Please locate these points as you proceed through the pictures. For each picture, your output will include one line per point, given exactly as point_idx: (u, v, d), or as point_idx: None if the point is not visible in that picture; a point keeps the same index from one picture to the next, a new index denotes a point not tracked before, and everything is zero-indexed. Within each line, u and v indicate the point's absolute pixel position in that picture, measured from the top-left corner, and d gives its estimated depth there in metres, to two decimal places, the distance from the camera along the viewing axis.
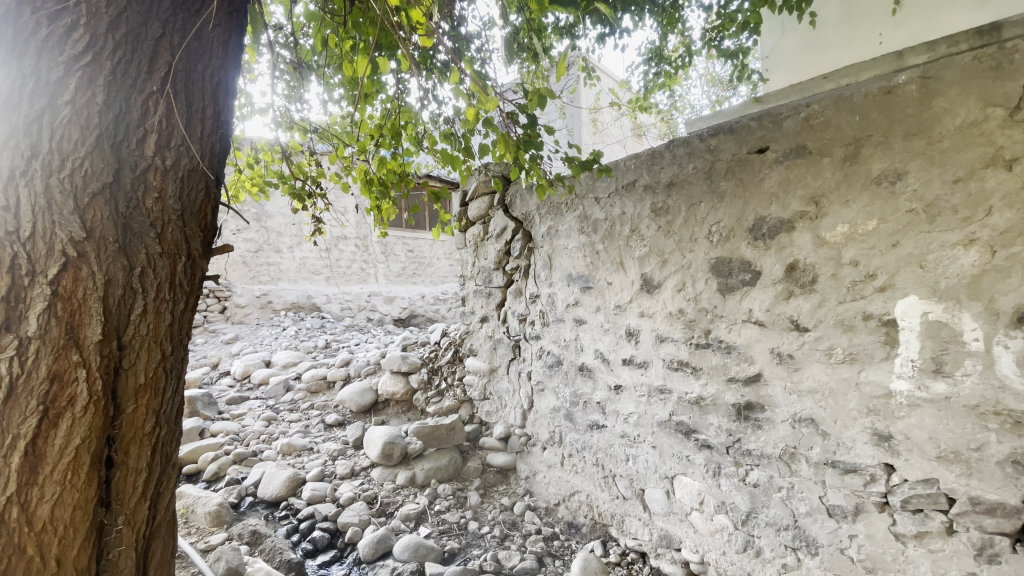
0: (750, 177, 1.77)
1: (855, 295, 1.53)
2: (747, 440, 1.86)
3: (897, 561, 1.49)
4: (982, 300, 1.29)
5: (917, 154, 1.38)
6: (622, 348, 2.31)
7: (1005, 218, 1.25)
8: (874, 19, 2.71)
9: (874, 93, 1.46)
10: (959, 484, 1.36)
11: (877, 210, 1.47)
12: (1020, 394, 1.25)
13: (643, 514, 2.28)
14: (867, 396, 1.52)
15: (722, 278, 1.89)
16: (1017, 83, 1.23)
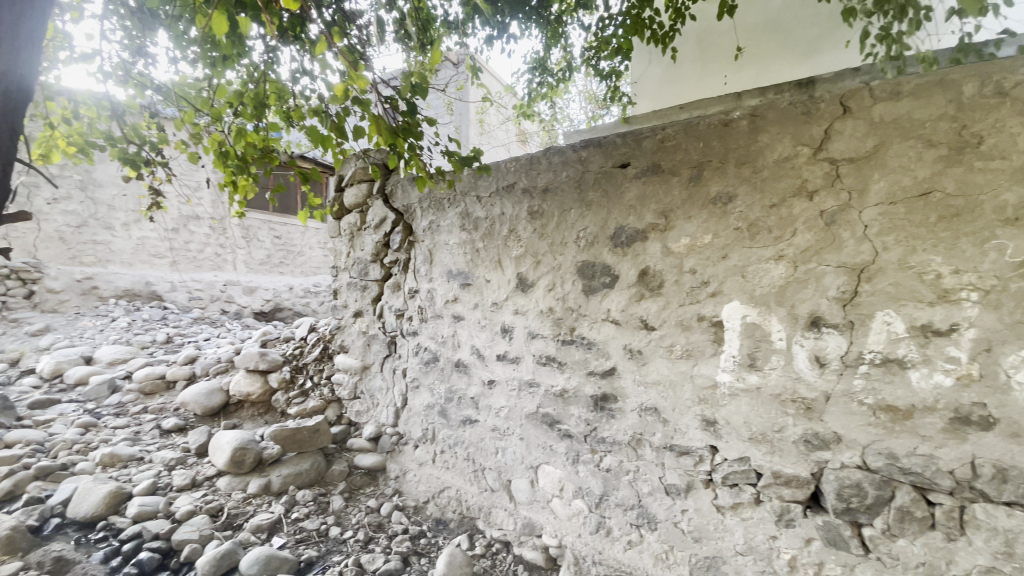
0: (614, 189, 1.93)
1: (692, 299, 1.75)
2: (602, 429, 2.02)
3: (717, 529, 1.74)
4: (786, 306, 1.55)
5: (744, 180, 1.63)
6: (497, 344, 2.36)
7: (805, 239, 1.51)
8: (721, 63, 3.17)
9: (715, 124, 1.68)
10: (765, 460, 1.62)
11: (713, 226, 1.69)
12: (810, 384, 1.53)
13: (508, 504, 2.36)
14: (699, 387, 1.75)
15: (587, 280, 2.03)
16: (820, 128, 1.49)
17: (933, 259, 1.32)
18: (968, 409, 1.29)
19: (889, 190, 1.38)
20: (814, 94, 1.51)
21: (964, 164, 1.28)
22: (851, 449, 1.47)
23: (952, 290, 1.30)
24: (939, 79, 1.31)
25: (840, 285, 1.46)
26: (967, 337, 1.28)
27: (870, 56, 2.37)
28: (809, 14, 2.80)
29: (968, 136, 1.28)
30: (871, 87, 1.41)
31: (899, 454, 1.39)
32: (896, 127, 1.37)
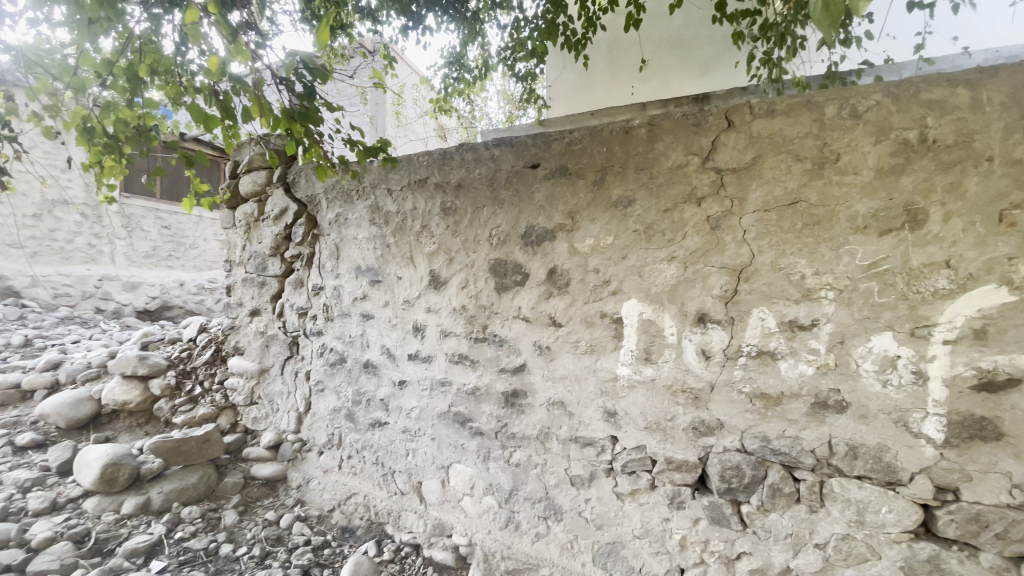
0: (524, 188, 1.96)
1: (595, 297, 1.82)
2: (512, 425, 2.04)
3: (617, 515, 1.83)
4: (677, 304, 1.67)
5: (642, 185, 1.72)
6: (408, 343, 2.30)
7: (694, 242, 1.64)
8: (628, 73, 3.36)
9: (618, 130, 1.75)
10: (659, 447, 1.73)
11: (614, 228, 1.78)
12: (698, 374, 1.65)
13: (418, 506, 2.32)
14: (601, 380, 1.83)
15: (499, 278, 2.04)
16: (708, 139, 1.61)
17: (799, 262, 1.48)
18: (826, 395, 1.47)
19: (765, 199, 1.53)
20: (704, 108, 1.63)
21: (824, 178, 1.45)
22: (733, 434, 1.61)
23: (813, 289, 1.46)
24: (806, 101, 1.47)
25: (723, 284, 1.59)
26: (825, 331, 1.46)
27: (756, 77, 2.62)
28: (704, 34, 3.06)
29: (828, 152, 1.45)
30: (751, 104, 1.54)
31: (772, 437, 1.54)
32: (771, 141, 1.52)
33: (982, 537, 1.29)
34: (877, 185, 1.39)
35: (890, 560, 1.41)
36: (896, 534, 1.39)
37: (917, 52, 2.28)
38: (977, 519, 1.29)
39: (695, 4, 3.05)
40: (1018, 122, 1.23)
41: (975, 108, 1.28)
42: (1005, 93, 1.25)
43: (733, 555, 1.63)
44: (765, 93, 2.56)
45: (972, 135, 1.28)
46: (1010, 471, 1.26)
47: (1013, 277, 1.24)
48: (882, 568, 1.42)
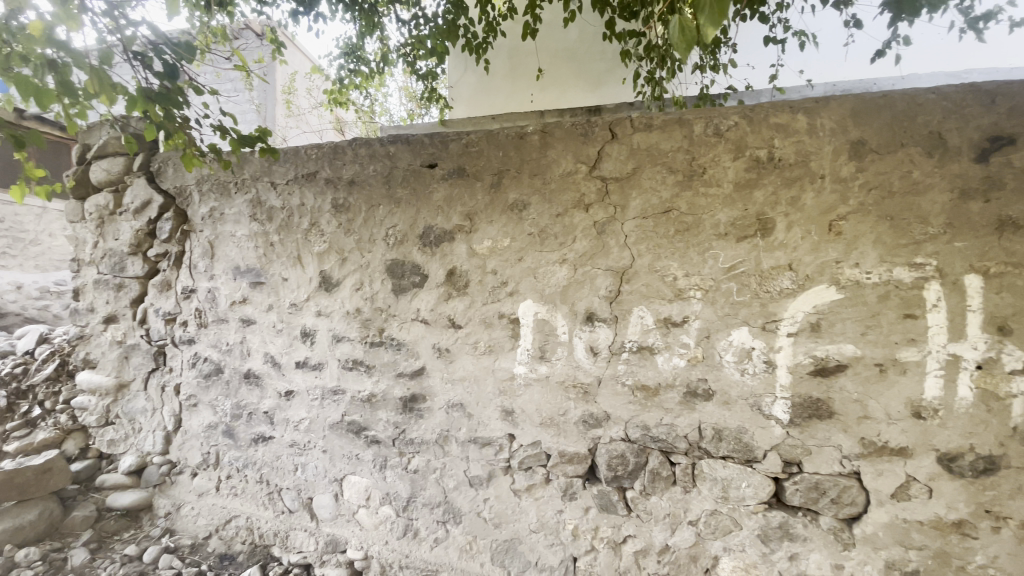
0: (421, 187, 1.93)
1: (493, 298, 1.84)
2: (409, 430, 2.00)
3: (514, 512, 1.86)
4: (569, 304, 1.74)
5: (536, 190, 1.78)
6: (296, 350, 2.15)
7: (583, 245, 1.72)
8: (528, 81, 3.47)
9: (513, 135, 1.79)
10: (553, 442, 1.80)
11: (510, 230, 1.81)
12: (588, 370, 1.74)
13: (309, 523, 2.19)
14: (499, 380, 1.85)
15: (396, 279, 1.98)
16: (595, 148, 1.70)
17: (672, 264, 1.62)
18: (696, 384, 1.62)
19: (644, 207, 1.65)
20: (591, 119, 1.72)
21: (693, 189, 1.60)
22: (618, 424, 1.72)
23: (684, 289, 1.61)
24: (679, 118, 1.61)
25: (608, 285, 1.70)
26: (694, 327, 1.61)
27: (641, 93, 2.83)
28: (595, 50, 3.26)
29: (696, 166, 1.60)
30: (632, 118, 1.66)
31: (651, 425, 1.67)
32: (648, 154, 1.65)
33: (820, 502, 1.51)
34: (735, 196, 1.56)
35: (749, 529, 1.59)
36: (754, 506, 1.58)
37: (771, 82, 2.61)
38: (815, 487, 1.51)
39: (588, 21, 3.23)
40: (842, 147, 1.46)
41: (811, 132, 1.49)
42: (833, 120, 1.47)
43: (620, 539, 1.74)
44: (648, 109, 2.78)
45: (809, 156, 1.49)
46: (840, 443, 1.48)
47: (840, 278, 1.46)
48: (742, 537, 1.60)
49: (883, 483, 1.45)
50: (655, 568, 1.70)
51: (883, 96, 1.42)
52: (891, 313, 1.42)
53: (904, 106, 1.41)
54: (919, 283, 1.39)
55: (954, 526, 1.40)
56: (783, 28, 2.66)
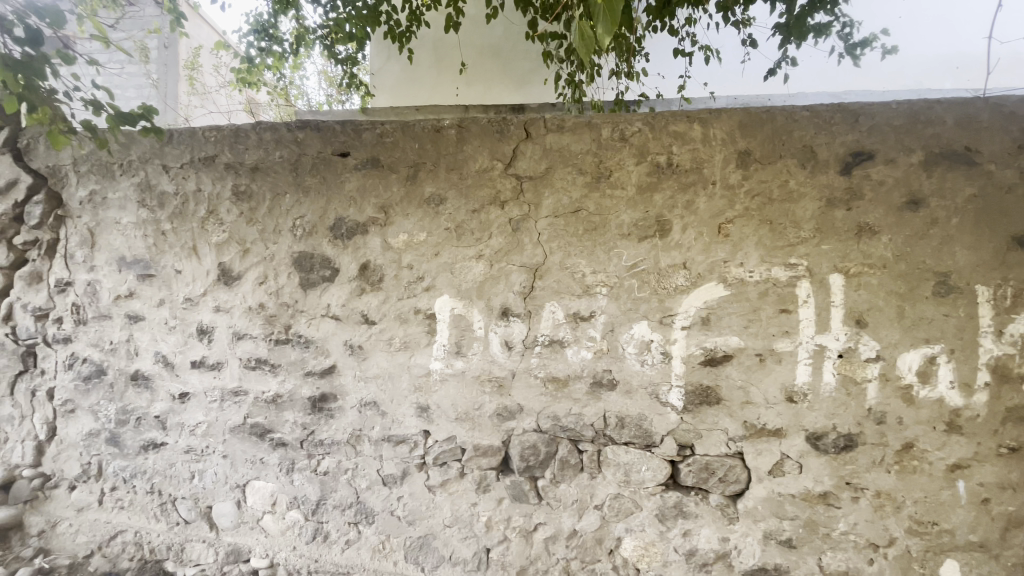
0: (332, 177, 1.85)
1: (409, 293, 1.81)
2: (319, 431, 1.92)
3: (428, 508, 1.86)
4: (484, 299, 1.76)
5: (452, 185, 1.77)
6: (191, 348, 2.00)
7: (497, 241, 1.74)
8: (452, 75, 3.44)
9: (429, 128, 1.77)
10: (468, 437, 1.81)
11: (426, 225, 1.79)
12: (503, 365, 1.77)
13: (208, 534, 2.05)
14: (415, 376, 1.83)
15: (304, 273, 1.89)
16: (510, 146, 1.73)
17: (581, 262, 1.69)
18: (602, 374, 1.70)
19: (555, 206, 1.71)
20: (506, 117, 1.74)
21: (600, 191, 1.68)
22: (530, 416, 1.76)
23: (592, 286, 1.69)
24: (588, 121, 1.68)
25: (521, 281, 1.73)
26: (601, 321, 1.69)
27: (562, 95, 2.90)
28: (520, 49, 3.32)
29: (603, 168, 1.68)
30: (545, 119, 1.70)
31: (561, 416, 1.74)
32: (560, 155, 1.70)
33: (709, 481, 1.65)
34: (637, 199, 1.65)
35: (648, 510, 1.70)
36: (654, 488, 1.69)
37: (679, 91, 2.78)
38: (706, 467, 1.65)
39: (512, 19, 3.27)
40: (731, 156, 1.59)
41: (705, 141, 1.61)
42: (724, 131, 1.60)
43: (531, 528, 1.79)
44: (569, 111, 2.86)
45: (703, 163, 1.61)
46: (726, 427, 1.63)
47: (727, 276, 1.60)
48: (642, 517, 1.71)
49: (762, 461, 1.61)
50: (564, 553, 1.77)
51: (766, 111, 1.56)
52: (769, 308, 1.58)
53: (782, 121, 1.56)
54: (793, 281, 1.56)
55: (820, 497, 1.59)
56: (691, 42, 2.84)
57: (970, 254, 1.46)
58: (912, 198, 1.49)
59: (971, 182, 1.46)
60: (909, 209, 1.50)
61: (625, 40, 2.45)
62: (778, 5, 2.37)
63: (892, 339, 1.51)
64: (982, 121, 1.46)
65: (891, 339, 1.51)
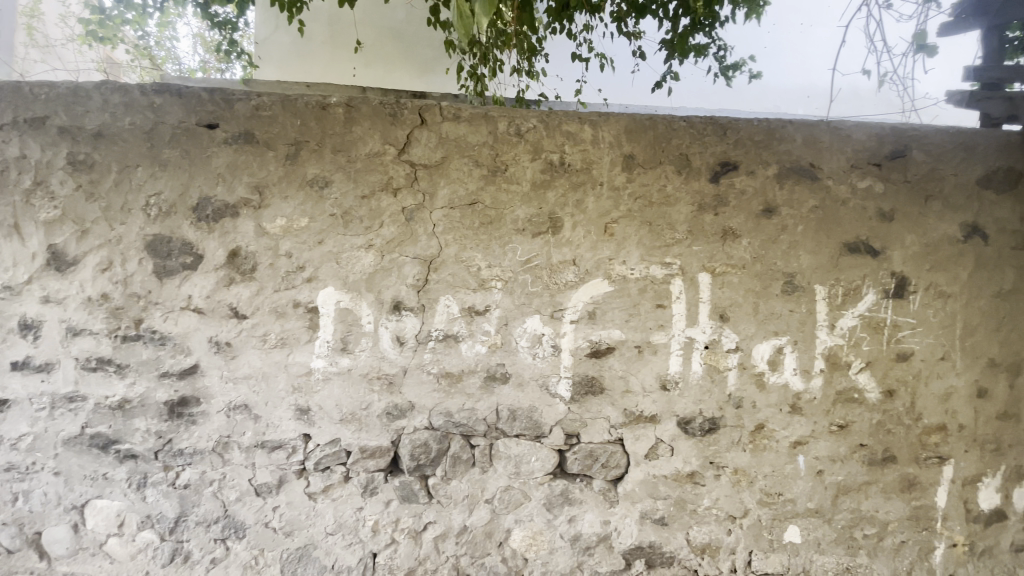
0: (196, 150, 1.63)
1: (287, 284, 1.66)
2: (178, 439, 1.69)
3: (309, 516, 1.73)
4: (373, 292, 1.67)
5: (339, 168, 1.65)
6: (10, 346, 1.65)
7: (389, 231, 1.66)
8: (348, 53, 3.24)
9: (313, 104, 1.63)
10: (353, 438, 1.71)
11: (309, 209, 1.65)
12: (392, 361, 1.69)
13: (36, 566, 1.72)
14: (293, 375, 1.68)
15: (159, 259, 1.64)
16: (403, 132, 1.65)
17: (476, 256, 1.67)
18: (495, 368, 1.70)
19: (451, 197, 1.66)
20: (400, 101, 1.66)
21: (496, 184, 1.66)
22: (421, 413, 1.71)
23: (487, 280, 1.67)
24: (485, 113, 1.66)
25: (415, 273, 1.67)
26: (495, 315, 1.68)
27: (464, 87, 2.84)
28: (421, 36, 3.22)
29: (499, 162, 1.67)
30: (441, 106, 1.65)
31: (453, 412, 1.71)
32: (456, 145, 1.66)
33: (593, 468, 1.73)
34: (532, 195, 1.67)
35: (537, 500, 1.73)
36: (542, 478, 1.73)
37: (576, 95, 2.86)
38: (590, 455, 1.73)
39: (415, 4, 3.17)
40: (617, 159, 1.67)
41: (595, 142, 1.67)
42: (612, 134, 1.67)
43: (420, 528, 1.74)
44: (472, 103, 2.82)
45: (592, 164, 1.67)
46: (609, 415, 1.71)
47: (612, 273, 1.68)
48: (531, 507, 1.74)
49: (640, 446, 1.72)
50: (453, 551, 1.74)
51: (649, 118, 1.66)
52: (648, 303, 1.68)
53: (663, 128, 1.67)
54: (668, 279, 1.68)
55: (689, 477, 1.73)
56: (587, 48, 2.94)
57: (812, 258, 1.68)
58: (768, 206, 1.68)
59: (814, 195, 1.68)
60: (766, 216, 1.68)
61: (526, 38, 2.47)
62: (664, 22, 2.53)
63: (749, 331, 1.68)
64: (823, 142, 1.68)
65: (749, 332, 1.68)
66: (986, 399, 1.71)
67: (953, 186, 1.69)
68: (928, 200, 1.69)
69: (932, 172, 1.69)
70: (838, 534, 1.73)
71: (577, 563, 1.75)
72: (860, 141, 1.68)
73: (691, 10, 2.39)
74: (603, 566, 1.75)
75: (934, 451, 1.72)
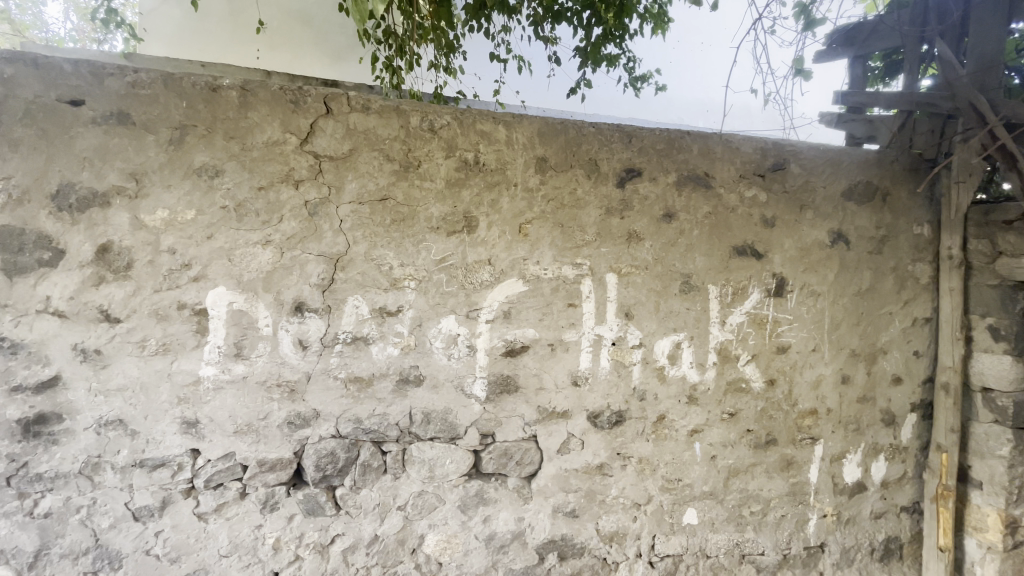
0: (56, 129, 1.41)
1: (170, 283, 1.50)
2: (36, 462, 1.46)
3: (199, 539, 1.57)
4: (272, 292, 1.55)
5: (232, 156, 1.51)
6: None
7: (290, 226, 1.55)
8: (250, 34, 2.98)
9: (201, 86, 1.48)
10: (250, 451, 1.58)
11: (196, 200, 1.50)
12: (294, 366, 1.58)
13: None
14: (178, 385, 1.52)
15: (7, 255, 1.40)
16: (306, 121, 1.56)
17: (388, 254, 1.61)
18: (407, 371, 1.65)
19: (360, 191, 1.59)
20: (303, 87, 1.56)
21: (408, 180, 1.62)
22: (327, 421, 1.62)
23: (399, 279, 1.62)
24: (396, 106, 1.60)
25: (319, 272, 1.57)
26: (408, 316, 1.64)
27: (379, 78, 2.73)
28: (332, 21, 3.08)
29: (412, 158, 1.62)
30: (349, 96, 1.57)
31: (363, 418, 1.63)
32: (365, 137, 1.59)
33: (508, 466, 1.74)
34: (446, 193, 1.64)
35: (451, 502, 1.71)
36: (457, 480, 1.71)
37: (494, 95, 2.86)
38: (505, 453, 1.74)
39: None
40: (531, 160, 1.69)
41: (509, 143, 1.68)
42: (526, 136, 1.69)
43: (327, 541, 1.65)
44: (387, 96, 2.73)
45: (506, 165, 1.68)
46: (523, 413, 1.73)
47: (526, 273, 1.70)
48: (445, 511, 1.71)
49: (552, 441, 1.76)
50: (364, 562, 1.67)
51: (561, 123, 1.70)
52: (560, 302, 1.72)
53: (574, 133, 1.72)
54: (579, 279, 1.73)
55: (598, 468, 1.80)
56: (505, 49, 2.96)
57: (706, 260, 1.81)
58: (668, 211, 1.79)
59: (707, 202, 1.81)
60: (666, 220, 1.78)
61: (443, 34, 2.42)
62: (579, 30, 2.61)
63: (651, 329, 1.78)
64: (716, 153, 1.82)
65: (651, 329, 1.78)
66: (848, 385, 1.95)
67: (824, 197, 1.90)
68: (803, 209, 1.89)
69: (806, 184, 1.89)
70: (730, 513, 1.89)
71: (492, 563, 1.75)
72: (748, 153, 1.84)
73: (603, 20, 2.48)
74: (517, 562, 1.76)
75: (808, 433, 1.93)
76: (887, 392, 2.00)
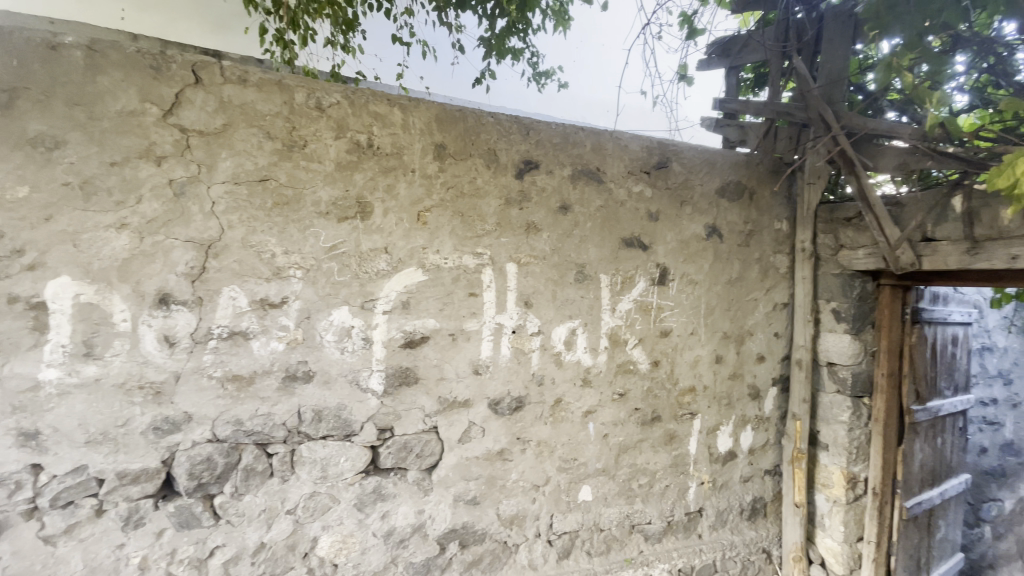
0: None
1: None
2: None
3: (44, 567, 1.35)
4: (130, 283, 1.38)
5: (76, 126, 1.31)
6: None
7: (151, 208, 1.38)
8: None
9: (36, 41, 1.26)
10: (107, 463, 1.39)
11: (30, 175, 1.28)
12: (160, 365, 1.42)
13: None
14: (10, 393, 1.30)
15: None
16: (170, 90, 1.39)
17: (269, 240, 1.50)
18: (295, 367, 1.55)
19: (236, 170, 1.46)
20: (166, 51, 1.39)
21: (293, 161, 1.51)
22: (202, 425, 1.48)
23: (283, 268, 1.51)
24: (278, 80, 1.49)
25: (187, 260, 1.42)
26: (294, 307, 1.53)
27: (269, 52, 2.52)
28: None
29: (297, 137, 1.52)
30: (222, 65, 1.43)
31: (245, 419, 1.51)
32: (242, 112, 1.46)
33: (407, 459, 1.71)
34: (336, 175, 1.56)
35: (346, 501, 1.64)
36: (352, 478, 1.65)
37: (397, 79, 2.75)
38: (404, 447, 1.70)
39: None
40: (428, 147, 1.66)
41: (405, 127, 1.63)
42: (422, 121, 1.65)
43: (204, 555, 1.51)
44: (279, 72, 2.52)
45: (402, 150, 1.63)
46: (423, 405, 1.71)
47: (425, 262, 1.67)
48: (340, 511, 1.64)
49: (453, 431, 1.76)
50: (249, 572, 1.55)
51: (459, 111, 1.69)
52: (460, 291, 1.72)
53: (473, 123, 1.71)
54: (479, 268, 1.74)
55: (499, 454, 1.83)
56: (408, 32, 2.86)
57: (598, 251, 1.90)
58: (563, 204, 1.85)
59: (599, 196, 1.90)
60: (562, 212, 1.85)
61: (341, 10, 2.28)
62: (483, 20, 2.60)
63: (549, 316, 1.84)
64: (607, 149, 1.91)
65: (548, 317, 1.84)
66: (722, 364, 2.17)
67: (701, 194, 2.08)
68: (683, 204, 2.05)
69: (686, 181, 2.05)
70: (621, 487, 2.02)
71: (392, 558, 1.71)
72: (636, 151, 1.96)
73: (507, 11, 2.49)
74: (417, 555, 1.74)
75: (687, 408, 2.12)
76: (754, 369, 2.25)
